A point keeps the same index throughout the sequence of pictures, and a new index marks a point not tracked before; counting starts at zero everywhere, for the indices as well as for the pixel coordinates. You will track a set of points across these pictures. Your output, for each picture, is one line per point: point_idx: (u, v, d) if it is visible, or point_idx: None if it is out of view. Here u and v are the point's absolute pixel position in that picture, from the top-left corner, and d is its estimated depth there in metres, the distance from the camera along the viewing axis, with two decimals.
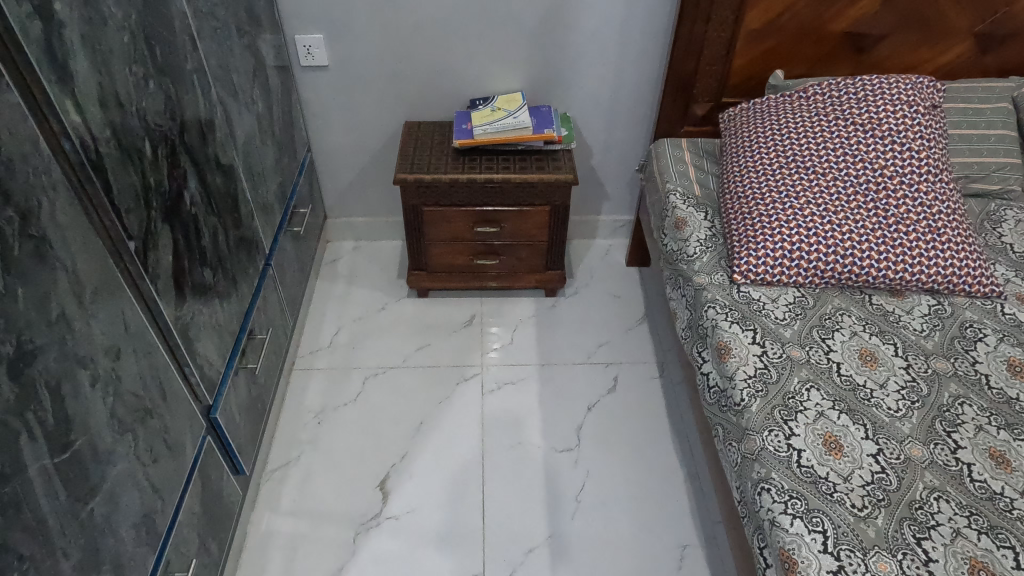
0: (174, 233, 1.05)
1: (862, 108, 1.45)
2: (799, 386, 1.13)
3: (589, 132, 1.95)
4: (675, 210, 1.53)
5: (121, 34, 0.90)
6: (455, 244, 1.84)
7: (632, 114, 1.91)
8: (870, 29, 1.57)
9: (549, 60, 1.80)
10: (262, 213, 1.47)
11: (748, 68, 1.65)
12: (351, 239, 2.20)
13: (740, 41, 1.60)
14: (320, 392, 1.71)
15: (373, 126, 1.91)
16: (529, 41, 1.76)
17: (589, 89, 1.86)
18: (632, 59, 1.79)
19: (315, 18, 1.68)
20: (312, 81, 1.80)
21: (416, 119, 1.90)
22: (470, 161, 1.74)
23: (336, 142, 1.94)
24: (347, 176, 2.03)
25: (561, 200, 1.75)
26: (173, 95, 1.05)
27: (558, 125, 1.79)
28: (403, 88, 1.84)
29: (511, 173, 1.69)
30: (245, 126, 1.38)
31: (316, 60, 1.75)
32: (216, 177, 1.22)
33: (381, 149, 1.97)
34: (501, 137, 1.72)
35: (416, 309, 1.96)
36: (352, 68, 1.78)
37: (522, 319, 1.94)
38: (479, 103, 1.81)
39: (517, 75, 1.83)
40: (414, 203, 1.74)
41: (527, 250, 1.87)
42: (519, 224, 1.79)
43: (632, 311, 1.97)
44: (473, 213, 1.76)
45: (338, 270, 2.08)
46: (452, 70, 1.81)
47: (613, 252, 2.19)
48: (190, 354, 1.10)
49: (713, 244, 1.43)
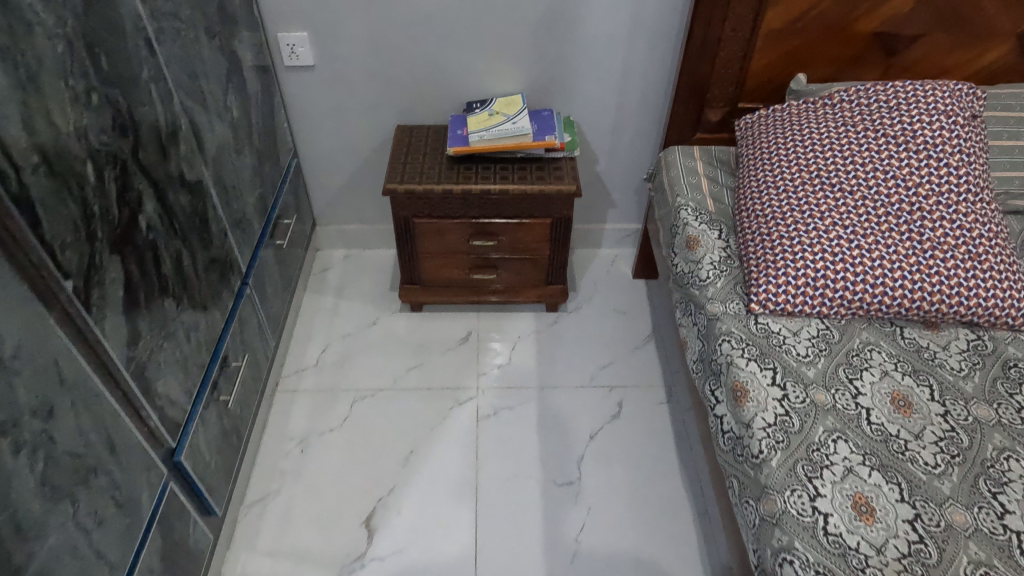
0: (126, 264, 0.94)
1: (894, 119, 1.32)
2: (824, 437, 1.01)
3: (594, 136, 1.83)
4: (686, 227, 1.41)
5: (53, 44, 0.78)
6: (449, 257, 1.72)
7: (641, 118, 1.79)
8: (902, 30, 1.43)
9: (551, 60, 1.67)
10: (237, 230, 1.35)
11: (767, 72, 1.51)
12: (341, 248, 2.08)
13: (759, 42, 1.46)
14: (304, 417, 1.61)
15: (363, 131, 1.79)
16: (530, 40, 1.63)
17: (595, 91, 1.73)
18: (641, 60, 1.66)
19: (298, 15, 1.56)
20: (297, 82, 1.68)
21: (409, 124, 1.78)
22: (466, 169, 1.61)
23: (324, 146, 1.82)
24: (337, 182, 1.92)
25: (563, 213, 1.62)
26: (126, 109, 0.94)
27: (560, 131, 1.66)
28: (394, 89, 1.71)
29: (509, 184, 1.57)
30: (218, 137, 1.26)
31: (301, 60, 1.63)
32: (181, 196, 1.11)
33: (373, 154, 1.85)
34: (498, 144, 1.59)
35: (409, 324, 1.85)
36: (339, 68, 1.66)
37: (522, 337, 1.82)
38: (476, 106, 1.69)
39: (517, 76, 1.70)
40: (406, 215, 1.62)
41: (526, 265, 1.74)
42: (518, 237, 1.67)
43: (639, 330, 1.85)
44: (468, 226, 1.64)
45: (327, 281, 1.97)
46: (447, 71, 1.68)
47: (618, 263, 2.07)
48: (147, 396, 0.99)
49: (727, 267, 1.30)
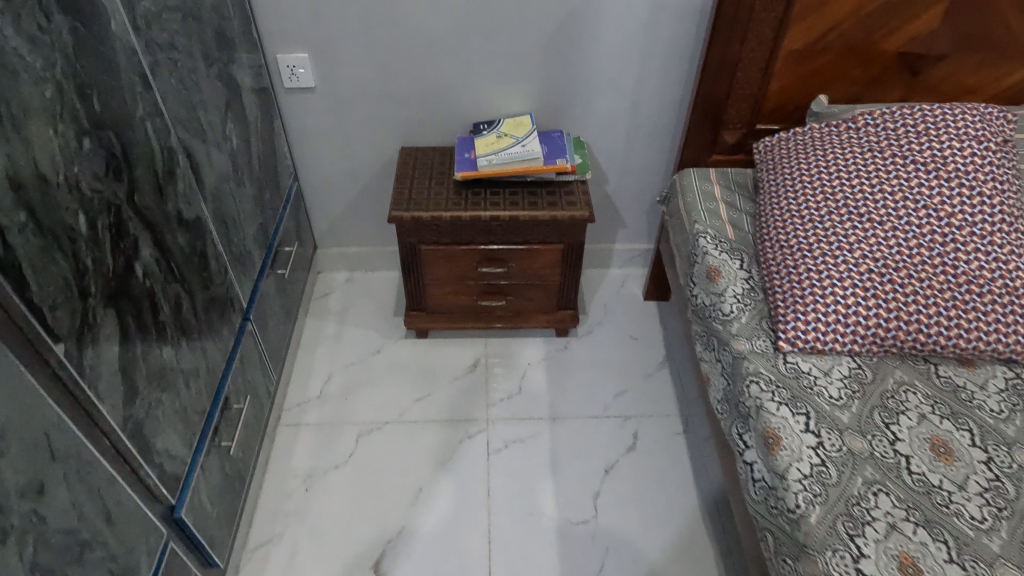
0: (122, 316, 0.88)
1: (923, 144, 1.27)
2: (863, 489, 0.96)
3: (605, 156, 1.78)
4: (707, 256, 1.36)
5: (40, 89, 0.72)
6: (456, 284, 1.66)
7: (652, 138, 1.74)
8: (926, 49, 1.38)
9: (561, 80, 1.61)
10: (237, 264, 1.29)
11: (787, 92, 1.45)
12: (343, 270, 2.02)
13: (779, 62, 1.40)
14: (307, 452, 1.55)
15: (366, 153, 1.73)
16: (539, 59, 1.58)
17: (605, 111, 1.67)
18: (653, 79, 1.61)
19: (299, 36, 1.50)
20: (297, 105, 1.62)
21: (413, 145, 1.72)
22: (474, 194, 1.55)
23: (325, 169, 1.76)
24: (338, 205, 1.86)
25: (575, 238, 1.57)
26: (120, 151, 0.88)
27: (570, 153, 1.60)
28: (399, 111, 1.65)
29: (520, 210, 1.51)
30: (217, 169, 1.20)
31: (302, 82, 1.57)
32: (180, 236, 1.05)
33: (376, 176, 1.79)
34: (507, 168, 1.54)
35: (415, 352, 1.79)
36: (341, 90, 1.60)
37: (532, 364, 1.77)
38: (484, 127, 1.63)
39: (526, 97, 1.65)
40: (412, 242, 1.56)
41: (536, 291, 1.69)
42: (528, 263, 1.62)
43: (652, 355, 1.80)
44: (477, 252, 1.59)
45: (329, 306, 1.91)
46: (453, 92, 1.63)
47: (628, 284, 2.01)
48: (145, 454, 0.93)
49: (751, 300, 1.25)
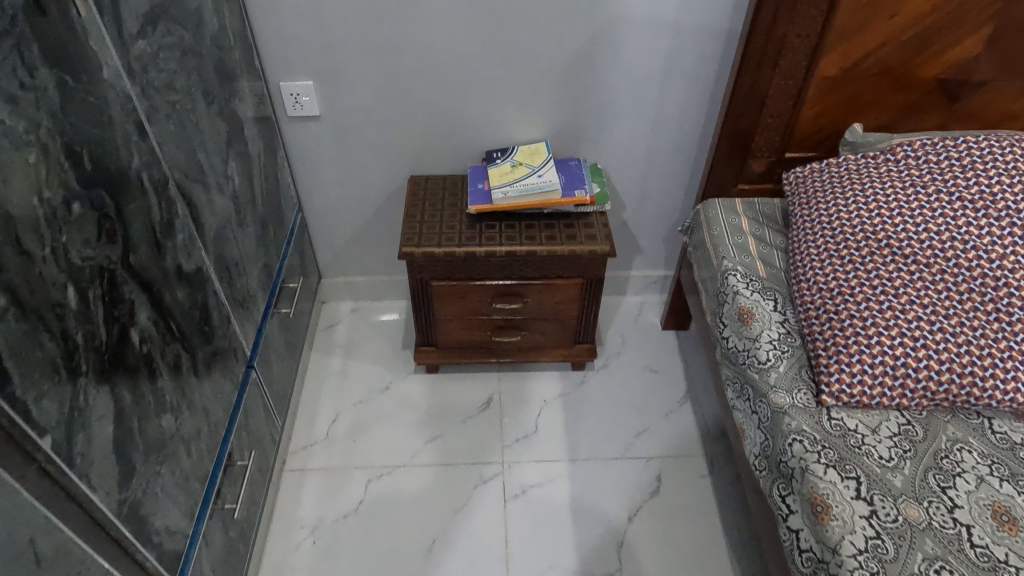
0: (117, 391, 0.80)
1: (969, 179, 1.19)
2: (924, 566, 0.88)
3: (622, 182, 1.70)
4: (737, 297, 1.28)
5: (22, 154, 0.65)
6: (469, 320, 1.58)
7: (672, 163, 1.67)
8: (966, 76, 1.31)
9: (578, 106, 1.54)
10: (241, 311, 1.22)
11: (818, 120, 1.38)
12: (348, 300, 1.95)
13: (812, 89, 1.33)
14: (314, 500, 1.47)
15: (373, 182, 1.66)
16: (555, 85, 1.50)
17: (624, 137, 1.60)
18: (675, 103, 1.54)
19: (303, 63, 1.42)
20: (301, 134, 1.55)
21: (422, 174, 1.65)
22: (488, 228, 1.48)
23: (330, 199, 1.69)
24: (344, 234, 1.78)
25: (595, 272, 1.49)
26: (113, 209, 0.80)
27: (589, 183, 1.53)
28: (407, 138, 1.58)
29: (537, 244, 1.43)
30: (220, 212, 1.13)
31: (306, 110, 1.49)
32: (180, 292, 0.97)
33: (383, 204, 1.72)
34: (523, 201, 1.46)
35: (426, 388, 1.72)
36: (347, 118, 1.53)
37: (548, 401, 1.69)
38: (497, 156, 1.56)
39: (541, 124, 1.57)
40: (423, 278, 1.48)
41: (553, 325, 1.61)
42: (545, 298, 1.54)
43: (673, 389, 1.73)
44: (492, 288, 1.51)
45: (335, 339, 1.84)
46: (464, 119, 1.55)
47: (645, 312, 1.94)
48: (144, 537, 0.85)
49: (788, 347, 1.17)
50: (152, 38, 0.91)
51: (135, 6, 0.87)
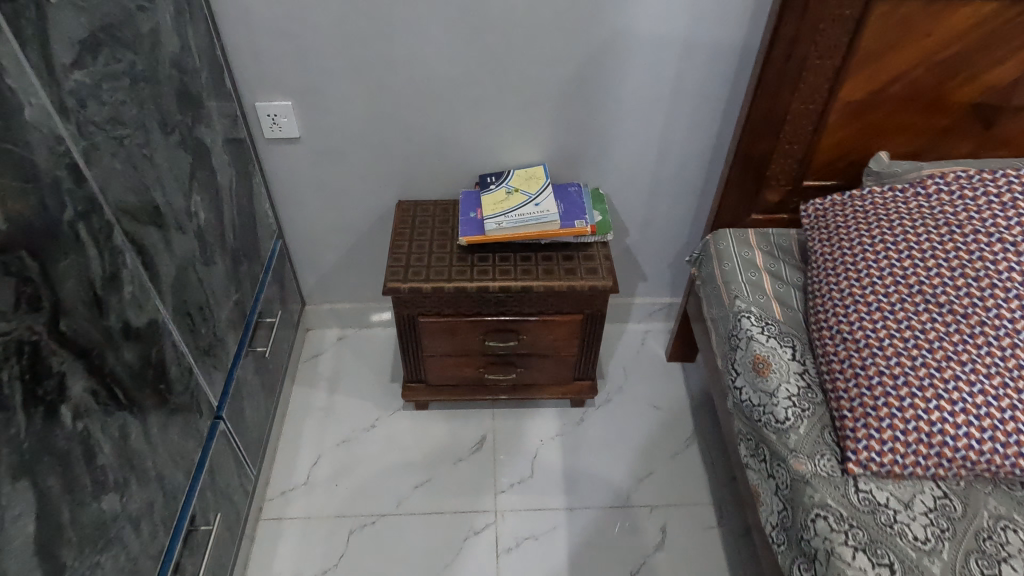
0: (41, 482, 0.69)
1: (1010, 219, 1.07)
2: None
3: (626, 208, 1.59)
4: (752, 344, 1.17)
5: None
6: (460, 357, 1.48)
7: (679, 188, 1.55)
8: (1004, 100, 1.19)
9: (579, 128, 1.43)
10: (207, 358, 1.11)
11: (840, 147, 1.26)
12: (335, 327, 1.84)
13: (834, 114, 1.21)
14: (291, 553, 1.37)
15: (359, 206, 1.55)
16: (555, 105, 1.39)
17: (628, 160, 1.49)
18: (683, 125, 1.43)
19: (282, 82, 1.31)
20: (281, 156, 1.44)
21: (412, 198, 1.54)
22: (480, 260, 1.37)
23: (313, 224, 1.58)
24: (328, 260, 1.67)
25: (596, 309, 1.38)
26: (37, 273, 0.69)
27: (590, 210, 1.42)
28: (395, 161, 1.47)
29: (533, 279, 1.32)
30: (182, 253, 1.02)
31: (285, 132, 1.38)
32: (128, 351, 0.87)
33: (370, 229, 1.61)
34: (519, 232, 1.35)
35: (415, 426, 1.61)
36: (330, 139, 1.42)
37: (545, 441, 1.58)
38: (491, 180, 1.45)
39: (539, 146, 1.46)
40: (410, 314, 1.38)
41: (551, 362, 1.50)
42: (542, 335, 1.43)
43: (678, 428, 1.62)
44: (484, 324, 1.40)
45: (319, 371, 1.73)
46: (456, 141, 1.44)
47: (649, 342, 1.83)
48: None
49: (809, 404, 1.06)
50: (94, 67, 0.80)
51: (70, 33, 0.76)
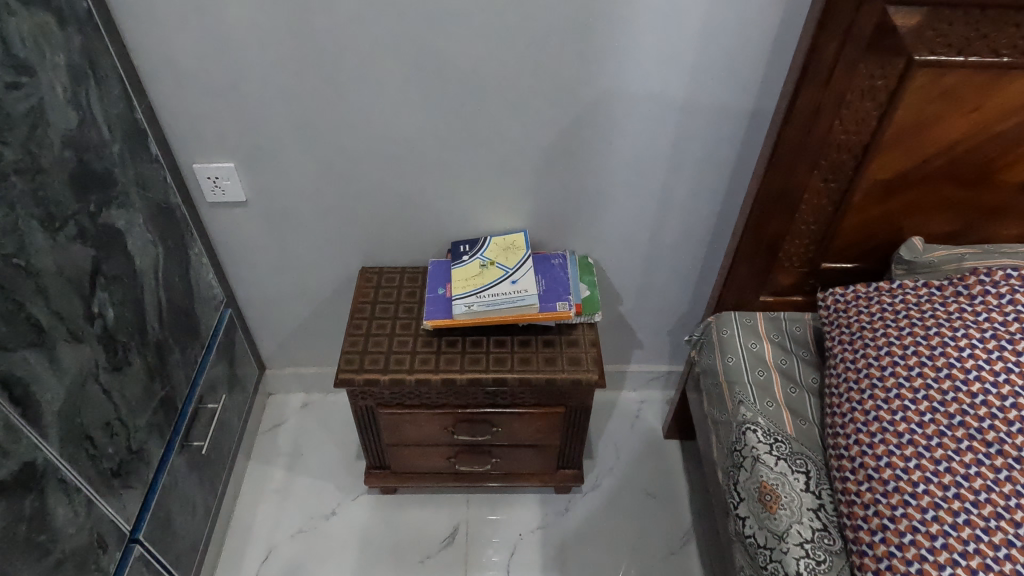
0: None
1: None
2: None
3: (618, 275, 1.42)
4: (758, 466, 0.99)
5: None
6: (428, 447, 1.31)
7: (679, 256, 1.38)
8: None
9: (564, 193, 1.26)
10: (116, 480, 0.95)
11: (865, 228, 1.08)
12: (299, 392, 1.67)
13: (859, 194, 1.03)
14: None
15: (319, 271, 1.39)
16: (536, 169, 1.22)
17: (620, 226, 1.32)
18: (683, 191, 1.26)
19: (222, 143, 1.15)
20: (227, 220, 1.27)
21: (377, 264, 1.37)
22: (448, 346, 1.19)
23: (269, 289, 1.42)
24: (288, 325, 1.51)
25: (580, 402, 1.21)
26: None
27: (574, 287, 1.25)
28: (356, 226, 1.30)
29: (506, 372, 1.15)
30: (77, 369, 0.86)
31: (228, 196, 1.22)
32: None
33: (333, 295, 1.44)
34: (491, 316, 1.18)
35: (380, 514, 1.44)
36: (281, 203, 1.25)
37: (524, 535, 1.41)
38: (464, 250, 1.28)
39: (519, 211, 1.29)
40: (368, 404, 1.21)
41: (530, 453, 1.33)
42: (519, 427, 1.26)
43: (674, 521, 1.45)
44: (452, 416, 1.23)
45: (278, 445, 1.57)
46: (425, 205, 1.27)
47: (644, 414, 1.65)
48: None
49: (826, 555, 0.89)
50: None
51: None
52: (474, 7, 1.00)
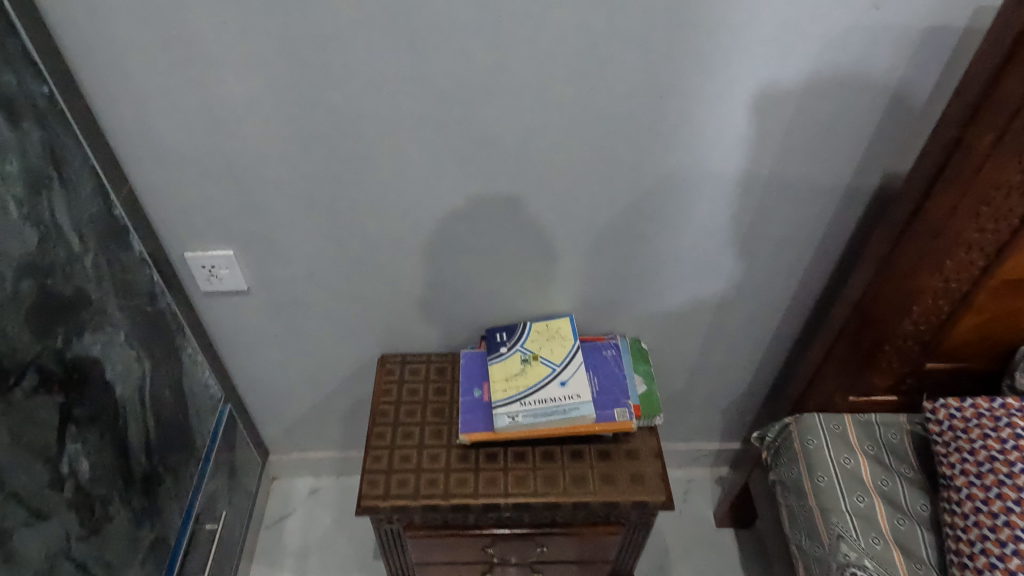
0: None
1: None
2: None
3: (671, 356, 1.25)
4: None
5: None
6: (461, 565, 1.13)
7: (742, 337, 1.21)
8: None
9: (616, 275, 1.09)
10: None
11: (983, 328, 0.91)
12: (306, 477, 1.50)
13: (985, 293, 0.85)
14: None
15: (331, 360, 1.21)
16: (586, 252, 1.05)
17: (679, 308, 1.15)
18: (755, 271, 1.09)
19: (219, 230, 0.97)
20: (225, 310, 1.09)
21: (398, 351, 1.20)
22: (487, 461, 1.02)
23: (274, 378, 1.24)
24: (295, 413, 1.33)
25: (641, 521, 1.04)
26: None
27: (631, 384, 1.08)
28: (376, 312, 1.13)
29: (558, 495, 0.98)
30: (41, 555, 0.68)
31: (228, 286, 1.04)
32: None
33: (347, 383, 1.27)
34: (539, 429, 1.01)
35: None
36: (289, 292, 1.08)
37: None
38: (501, 340, 1.10)
39: (563, 295, 1.12)
40: (394, 528, 1.03)
41: (579, 568, 1.16)
42: (568, 546, 1.08)
43: None
44: (492, 537, 1.05)
45: (284, 543, 1.39)
46: (456, 289, 1.10)
47: (691, 498, 1.49)
48: None
49: None
50: None
51: None
52: (528, 78, 0.82)
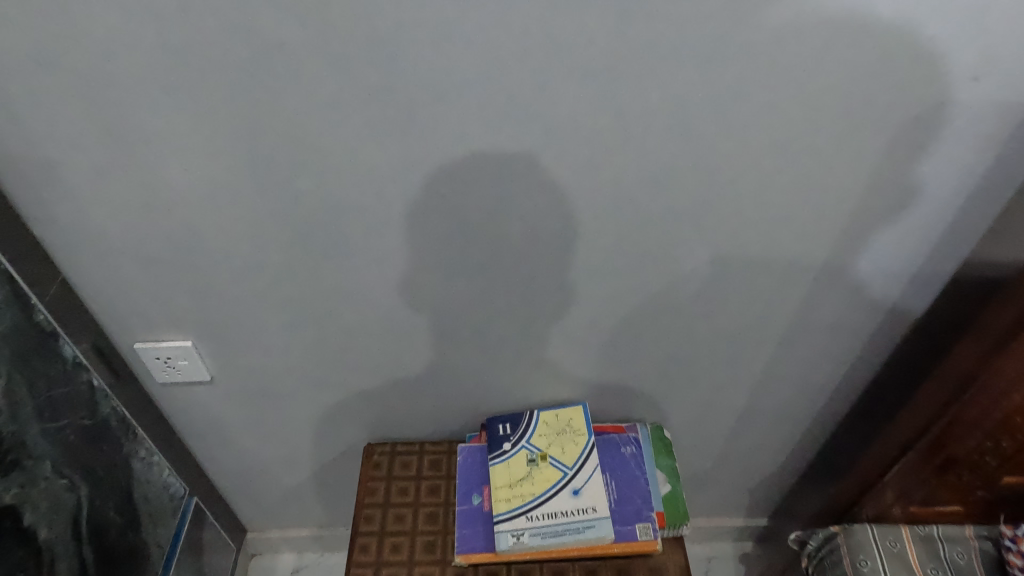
0: None
1: None
2: None
3: (697, 437, 1.11)
4: None
5: None
6: None
7: (779, 420, 1.07)
8: None
9: (638, 359, 0.94)
10: None
11: None
12: (288, 552, 1.36)
13: None
14: None
15: (313, 444, 1.07)
16: (605, 337, 0.90)
17: (708, 391, 1.01)
18: (798, 356, 0.94)
19: (173, 319, 0.83)
20: (188, 399, 0.95)
21: (389, 436, 1.06)
22: None
23: (247, 462, 1.10)
24: (273, 494, 1.19)
25: None
26: None
27: (654, 487, 0.93)
28: (361, 398, 0.99)
29: None
30: None
31: (188, 375, 0.90)
32: None
33: (331, 465, 1.13)
34: (549, 550, 0.86)
35: None
36: (261, 379, 0.94)
37: None
38: (505, 434, 0.96)
39: (577, 381, 0.98)
40: None
41: None
42: None
43: None
44: None
45: None
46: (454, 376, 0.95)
47: None
48: None
49: None
50: None
51: None
52: (539, 159, 0.67)
